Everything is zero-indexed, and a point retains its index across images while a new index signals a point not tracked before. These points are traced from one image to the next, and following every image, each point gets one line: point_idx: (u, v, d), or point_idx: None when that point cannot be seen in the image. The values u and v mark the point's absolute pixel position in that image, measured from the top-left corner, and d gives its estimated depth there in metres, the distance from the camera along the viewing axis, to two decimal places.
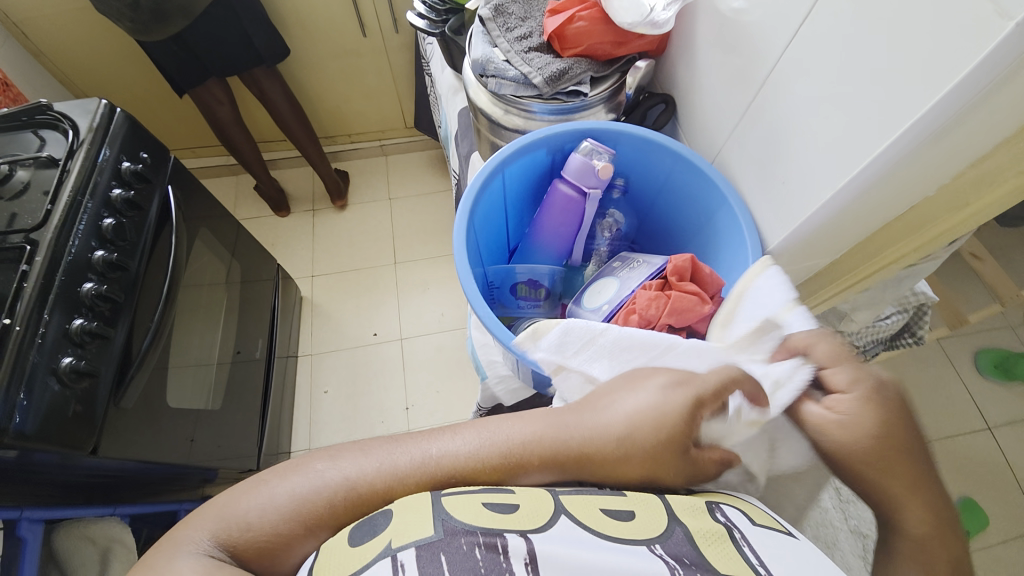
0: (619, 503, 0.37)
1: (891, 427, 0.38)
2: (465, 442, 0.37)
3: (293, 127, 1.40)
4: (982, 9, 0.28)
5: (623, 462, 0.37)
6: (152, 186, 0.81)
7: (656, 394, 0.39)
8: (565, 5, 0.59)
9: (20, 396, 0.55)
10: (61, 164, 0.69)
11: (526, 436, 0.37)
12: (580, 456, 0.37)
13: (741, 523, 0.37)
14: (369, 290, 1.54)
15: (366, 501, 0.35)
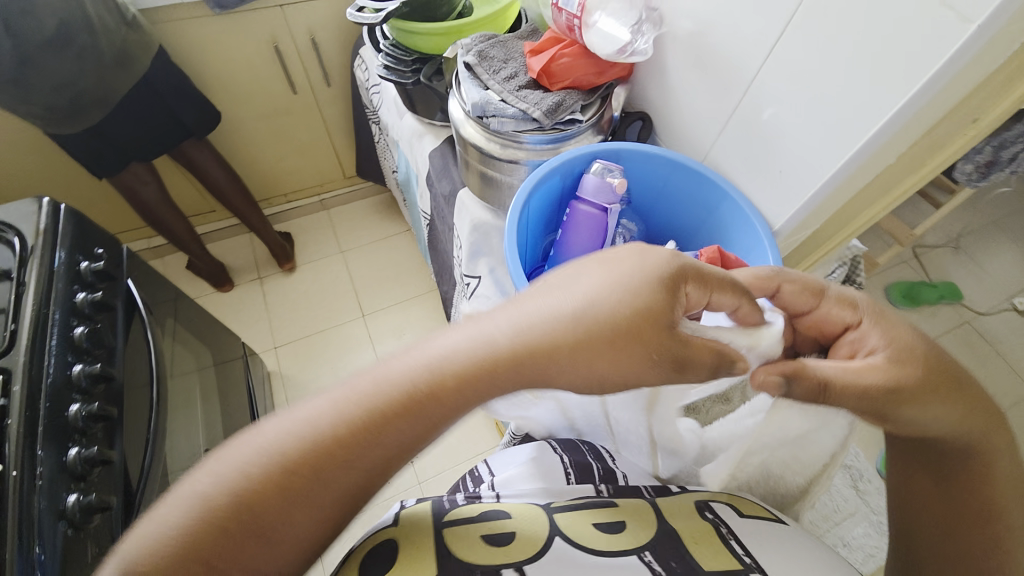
0: (613, 517, 0.50)
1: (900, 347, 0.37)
2: (368, 387, 0.34)
3: (231, 196, 1.31)
4: (945, 20, 0.37)
5: (569, 354, 0.34)
6: (115, 282, 0.74)
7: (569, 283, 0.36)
8: (543, 47, 0.64)
9: (36, 551, 0.46)
10: (12, 277, 0.60)
11: (433, 357, 0.34)
12: (513, 356, 0.34)
13: (728, 519, 0.50)
14: (341, 349, 1.47)
15: (268, 484, 0.31)
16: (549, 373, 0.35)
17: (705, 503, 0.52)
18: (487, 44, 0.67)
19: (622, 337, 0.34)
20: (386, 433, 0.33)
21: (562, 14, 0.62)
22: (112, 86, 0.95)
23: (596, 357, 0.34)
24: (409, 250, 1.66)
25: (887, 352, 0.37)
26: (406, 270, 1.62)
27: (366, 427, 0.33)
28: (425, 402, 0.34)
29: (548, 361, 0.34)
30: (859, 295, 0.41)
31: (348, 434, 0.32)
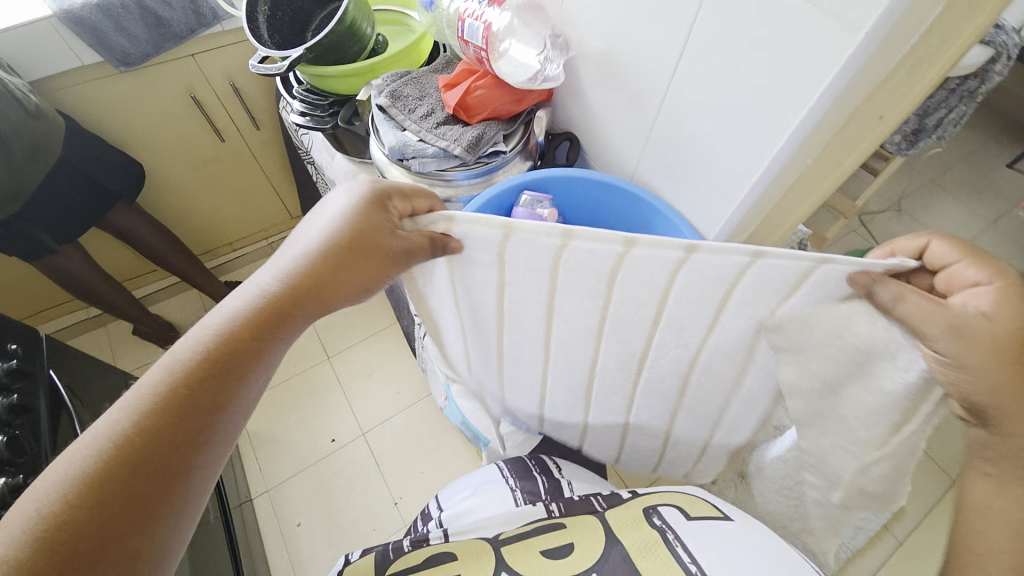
0: (558, 538, 0.56)
1: (1009, 311, 0.37)
2: (183, 346, 0.38)
3: (168, 255, 1.25)
4: (833, 28, 0.36)
5: (328, 279, 0.42)
6: (35, 378, 0.67)
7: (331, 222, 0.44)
8: (458, 79, 0.63)
9: None
10: None
11: (235, 305, 0.40)
12: (292, 294, 0.41)
13: (674, 522, 0.54)
14: (309, 395, 1.41)
15: (123, 449, 0.33)
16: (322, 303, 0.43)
17: (652, 510, 0.56)
18: (400, 82, 0.64)
19: (353, 257, 0.43)
20: (217, 368, 0.38)
21: (469, 46, 0.60)
22: (28, 179, 0.88)
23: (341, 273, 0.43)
24: None
25: (985, 308, 0.37)
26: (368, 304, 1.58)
27: (173, 405, 0.35)
28: (228, 356, 0.38)
29: (313, 288, 0.42)
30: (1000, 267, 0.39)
31: (158, 415, 0.35)
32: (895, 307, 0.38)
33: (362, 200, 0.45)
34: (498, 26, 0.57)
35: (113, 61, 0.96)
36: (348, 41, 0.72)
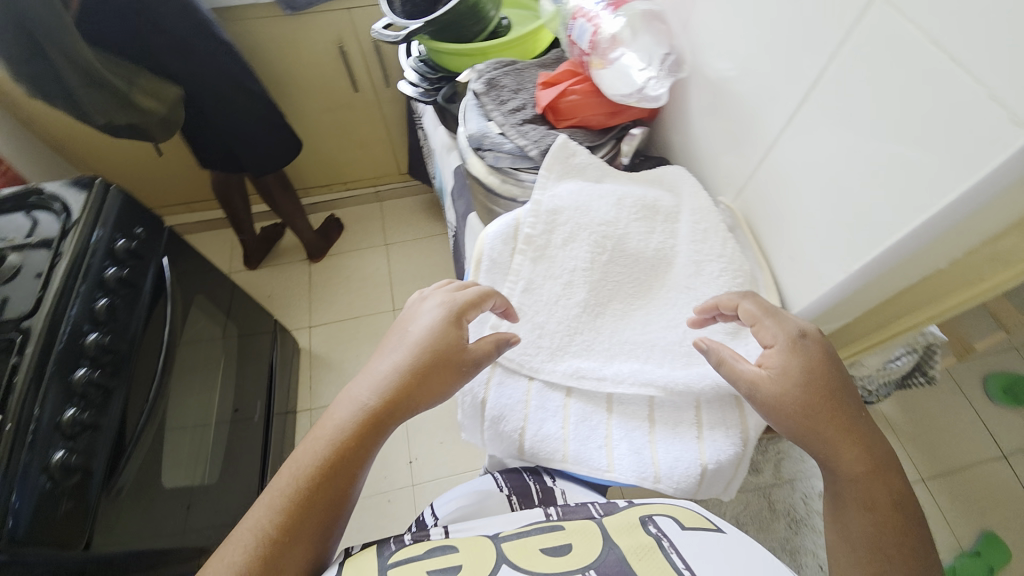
0: (559, 540, 0.51)
1: (810, 360, 0.40)
2: (320, 441, 0.44)
3: (277, 197, 1.39)
4: (993, 116, 0.28)
5: (412, 391, 0.45)
6: (147, 260, 0.80)
7: (423, 337, 0.46)
8: (557, 78, 0.59)
9: (12, 499, 0.54)
10: (54, 246, 0.70)
11: (357, 408, 0.45)
12: (375, 419, 0.44)
13: (670, 532, 0.49)
14: (365, 337, 1.52)
15: (286, 524, 0.41)
16: (409, 410, 0.45)
17: (650, 517, 0.51)
18: (502, 71, 0.64)
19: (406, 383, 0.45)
20: (360, 451, 0.44)
21: (576, 47, 0.57)
22: None
23: (405, 399, 0.45)
24: (448, 251, 1.69)
25: (778, 350, 0.41)
26: (441, 271, 1.64)
27: (305, 504, 0.42)
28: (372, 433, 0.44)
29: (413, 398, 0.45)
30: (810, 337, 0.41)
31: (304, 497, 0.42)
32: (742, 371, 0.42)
33: (453, 307, 0.47)
34: (609, 30, 0.53)
35: (282, 4, 1.10)
36: (470, 20, 0.72)
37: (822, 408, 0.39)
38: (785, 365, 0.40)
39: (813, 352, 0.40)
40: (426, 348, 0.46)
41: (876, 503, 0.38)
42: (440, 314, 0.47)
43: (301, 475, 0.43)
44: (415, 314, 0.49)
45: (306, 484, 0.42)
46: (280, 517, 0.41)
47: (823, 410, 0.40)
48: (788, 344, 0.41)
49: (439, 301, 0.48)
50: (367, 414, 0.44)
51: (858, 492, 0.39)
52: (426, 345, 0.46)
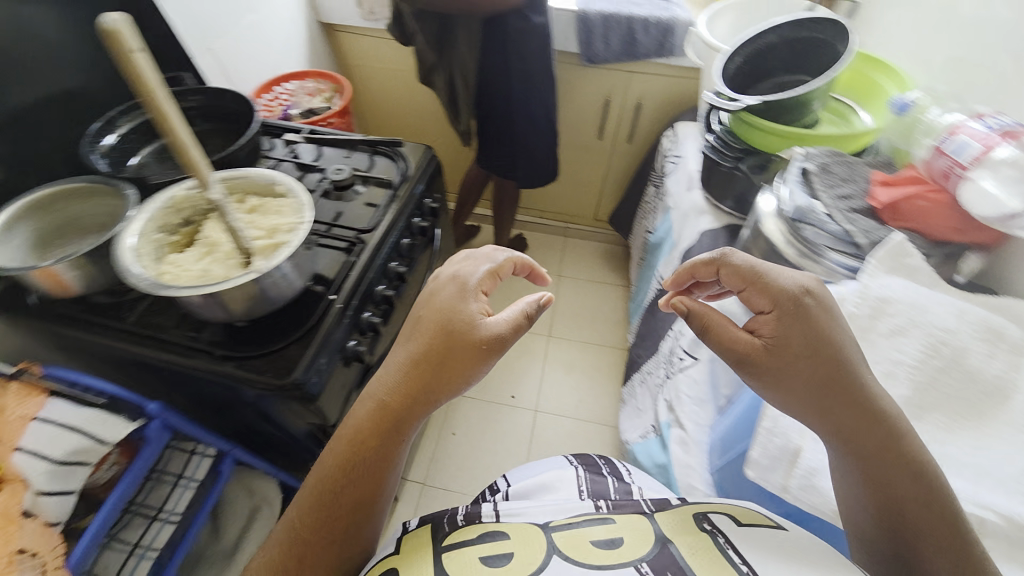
0: (616, 534, 0.56)
1: (792, 324, 0.52)
2: (349, 423, 0.55)
3: (504, 201, 1.59)
4: None
5: (431, 373, 0.54)
6: (435, 220, 0.97)
7: (436, 325, 0.56)
8: (902, 181, 0.62)
9: (322, 362, 0.67)
10: (393, 187, 0.88)
11: (380, 391, 0.55)
12: (397, 400, 0.54)
13: (727, 530, 0.54)
14: (517, 349, 1.60)
15: (332, 491, 0.52)
16: (429, 392, 0.54)
17: (705, 514, 0.56)
18: (834, 159, 0.69)
19: (421, 363, 0.54)
20: (386, 427, 0.53)
21: (942, 159, 0.59)
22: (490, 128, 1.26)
23: (427, 381, 0.54)
24: (613, 302, 1.73)
25: (768, 318, 0.54)
26: (602, 317, 1.68)
27: (346, 472, 0.53)
28: (396, 411, 0.54)
29: (432, 378, 0.54)
30: (791, 299, 0.53)
31: (342, 466, 0.53)
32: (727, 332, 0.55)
33: (466, 301, 0.57)
34: (999, 156, 0.54)
35: (582, 55, 1.26)
36: (799, 110, 0.79)
37: (809, 366, 0.51)
38: (769, 329, 0.53)
39: (804, 312, 0.52)
40: (438, 336, 0.55)
41: (873, 454, 0.48)
42: (455, 305, 0.57)
43: (337, 450, 0.54)
44: (427, 305, 0.58)
45: (343, 457, 0.53)
46: (325, 484, 0.53)
47: (806, 366, 0.51)
48: (775, 311, 0.54)
49: (475, 298, 0.58)
50: (386, 393, 0.54)
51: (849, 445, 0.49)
52: (439, 333, 0.55)
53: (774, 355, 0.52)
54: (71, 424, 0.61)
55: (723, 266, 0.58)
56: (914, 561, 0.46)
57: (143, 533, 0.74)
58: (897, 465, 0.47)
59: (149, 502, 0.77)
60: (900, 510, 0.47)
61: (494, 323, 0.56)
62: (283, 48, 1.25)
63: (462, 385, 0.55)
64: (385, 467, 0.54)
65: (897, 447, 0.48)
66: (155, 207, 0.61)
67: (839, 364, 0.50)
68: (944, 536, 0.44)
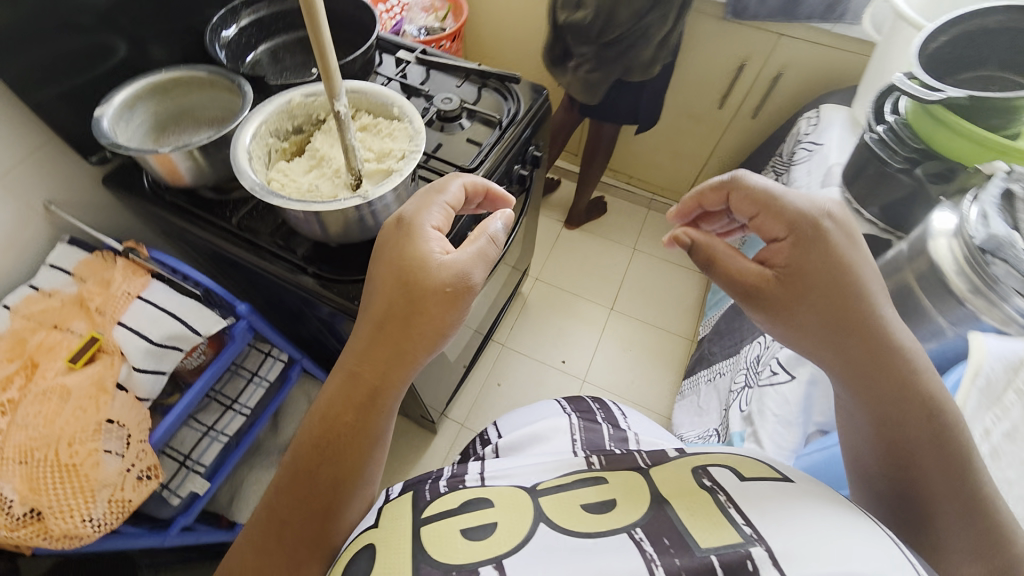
0: (607, 493, 0.46)
1: (807, 246, 0.47)
2: (321, 394, 0.52)
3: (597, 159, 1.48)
4: None
5: (399, 328, 0.50)
6: (533, 170, 0.91)
7: (399, 274, 0.51)
8: None
9: None
10: (499, 127, 0.82)
11: (347, 355, 0.52)
12: (360, 357, 0.51)
13: (727, 484, 0.45)
14: (576, 316, 1.55)
15: (308, 469, 0.49)
16: (396, 349, 0.50)
17: (705, 469, 0.47)
18: None
19: (379, 328, 0.51)
20: (354, 391, 0.50)
21: None
22: (605, 77, 1.14)
23: (399, 337, 0.50)
24: (687, 288, 1.62)
25: (780, 240, 0.49)
26: (672, 302, 1.58)
27: (319, 446, 0.49)
28: (362, 371, 0.50)
29: (399, 334, 0.50)
30: (808, 221, 0.48)
31: (315, 441, 0.49)
32: (724, 266, 0.50)
33: (432, 241, 0.53)
34: None
35: (729, 8, 1.10)
36: (1011, 117, 0.65)
37: (823, 293, 0.46)
38: (783, 254, 0.48)
39: (818, 233, 0.47)
40: (398, 284, 0.50)
41: (886, 401, 0.45)
42: (419, 251, 0.52)
43: (310, 422, 0.51)
44: (384, 255, 0.54)
45: (317, 427, 0.50)
46: (302, 460, 0.49)
47: (816, 297, 0.46)
48: (792, 233, 0.48)
49: (435, 236, 0.53)
50: (352, 354, 0.51)
51: (867, 390, 0.45)
52: (400, 279, 0.51)
53: (787, 289, 0.47)
54: (168, 308, 0.63)
55: (733, 188, 0.53)
56: (914, 495, 0.44)
57: (218, 418, 0.79)
58: (917, 408, 0.44)
59: (226, 392, 0.81)
60: (899, 442, 0.44)
61: (448, 263, 0.51)
62: None
63: (421, 343, 0.50)
64: (356, 454, 0.49)
65: (908, 376, 0.45)
66: (273, 112, 0.59)
67: (855, 292, 0.46)
68: (953, 479, 0.42)
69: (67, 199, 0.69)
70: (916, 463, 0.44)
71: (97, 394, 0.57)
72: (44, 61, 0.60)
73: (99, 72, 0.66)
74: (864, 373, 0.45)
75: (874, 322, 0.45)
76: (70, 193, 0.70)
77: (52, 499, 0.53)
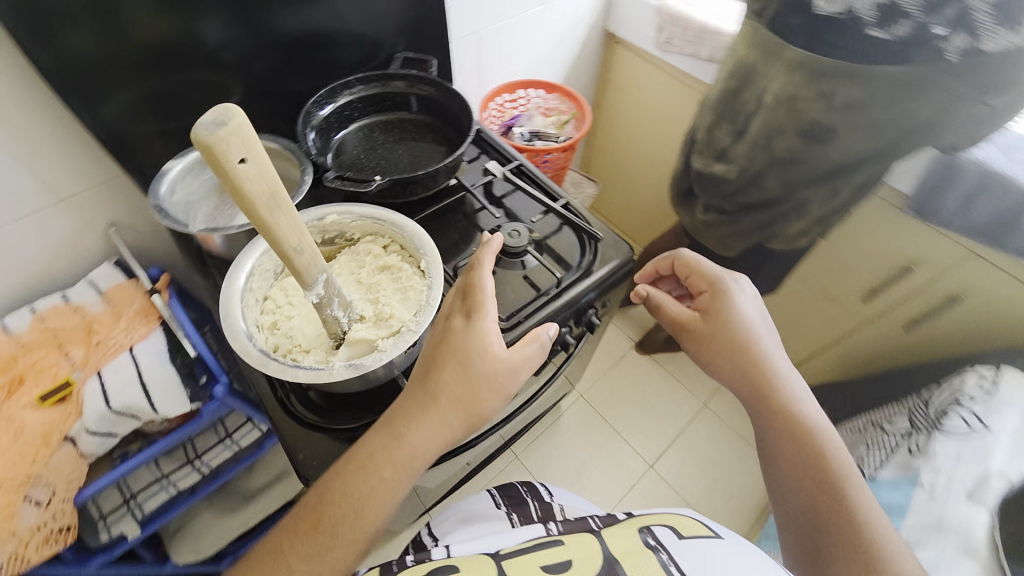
0: (557, 557, 0.49)
1: (727, 304, 0.61)
2: (342, 461, 0.46)
3: None
4: None
5: (441, 407, 0.45)
6: (589, 331, 0.76)
7: (456, 348, 0.46)
8: None
9: None
10: (559, 281, 0.69)
11: (381, 424, 0.46)
12: (392, 429, 0.45)
13: (671, 545, 0.51)
14: (607, 458, 1.33)
15: (306, 542, 0.44)
16: (429, 428, 0.45)
17: (648, 530, 0.53)
18: None
19: (421, 397, 0.45)
20: (380, 466, 0.44)
21: None
22: None
23: (439, 414, 0.45)
24: (751, 481, 1.32)
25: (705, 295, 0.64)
26: (725, 491, 1.30)
27: (327, 518, 0.44)
28: (388, 444, 0.45)
29: (442, 413, 0.45)
30: (727, 285, 0.63)
31: (325, 510, 0.44)
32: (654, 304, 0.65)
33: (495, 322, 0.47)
34: None
35: (908, 204, 0.84)
36: None
37: (740, 345, 0.60)
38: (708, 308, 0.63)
39: (738, 299, 0.62)
40: (455, 358, 0.45)
41: (805, 452, 0.57)
42: (478, 326, 0.46)
43: (324, 491, 0.45)
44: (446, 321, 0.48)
45: (330, 499, 0.44)
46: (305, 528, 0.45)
47: (734, 350, 0.60)
48: (709, 285, 0.63)
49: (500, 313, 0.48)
50: (387, 423, 0.46)
51: (789, 439, 0.58)
52: (456, 354, 0.45)
53: (711, 333, 0.62)
54: (147, 373, 0.62)
55: (672, 258, 0.69)
56: (818, 534, 0.55)
57: (174, 469, 0.76)
58: (825, 468, 0.56)
59: (194, 443, 0.78)
60: (812, 479, 0.56)
61: (507, 358, 0.46)
62: (553, 44, 1.10)
63: (455, 425, 0.46)
64: (364, 522, 0.44)
65: (819, 438, 0.57)
66: (299, 224, 0.53)
67: (762, 354, 0.60)
68: (848, 532, 0.53)
69: (126, 223, 0.71)
70: (822, 509, 0.55)
71: (39, 445, 0.55)
72: (140, 109, 0.61)
73: (187, 121, 0.66)
74: (783, 423, 0.59)
75: (784, 375, 0.60)
76: (132, 218, 0.71)
77: None
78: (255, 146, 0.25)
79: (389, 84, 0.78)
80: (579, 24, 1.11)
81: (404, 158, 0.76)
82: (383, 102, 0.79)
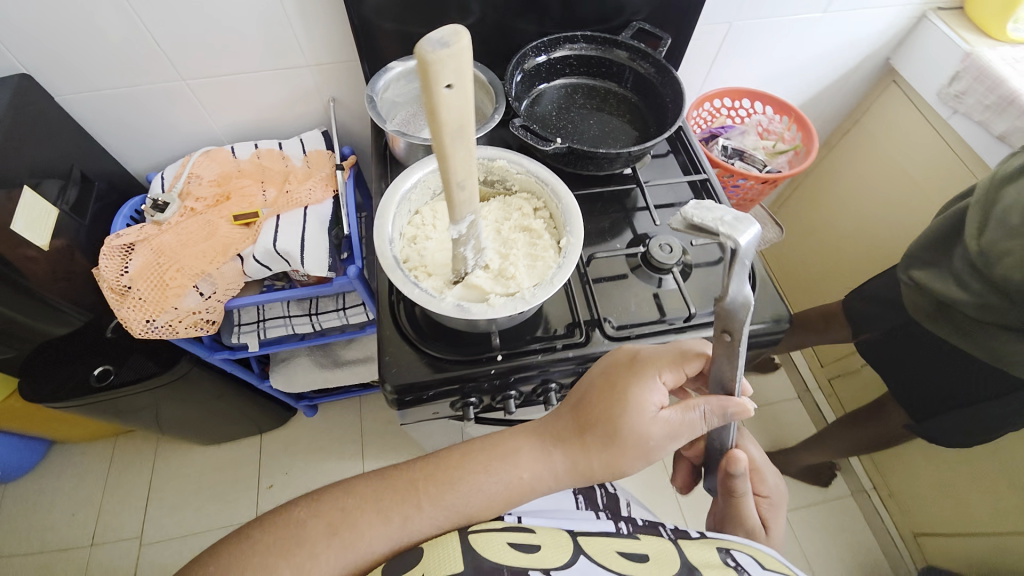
0: (636, 547, 0.47)
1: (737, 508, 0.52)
2: (481, 445, 0.49)
3: None
4: None
5: (590, 436, 0.47)
6: None
7: (626, 384, 0.47)
8: None
9: (426, 392, 0.57)
10: (690, 316, 0.62)
11: (533, 431, 0.50)
12: (544, 437, 0.49)
13: (747, 567, 0.45)
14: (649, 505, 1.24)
15: (416, 489, 0.45)
16: (575, 452, 0.47)
17: (726, 547, 0.47)
18: None
19: (580, 428, 0.48)
20: (513, 461, 0.47)
21: None
22: None
23: (584, 443, 0.47)
24: None
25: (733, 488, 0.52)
26: None
27: (445, 480, 0.46)
28: (533, 449, 0.48)
29: (586, 443, 0.47)
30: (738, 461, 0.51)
31: (446, 475, 0.46)
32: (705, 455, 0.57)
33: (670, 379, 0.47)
34: None
35: None
36: None
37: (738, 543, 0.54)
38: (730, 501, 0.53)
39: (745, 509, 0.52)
40: (624, 398, 0.46)
41: None
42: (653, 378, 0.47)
43: (455, 458, 0.48)
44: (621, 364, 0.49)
45: (459, 466, 0.47)
46: (418, 482, 0.46)
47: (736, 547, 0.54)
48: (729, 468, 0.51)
49: (673, 375, 0.47)
50: (537, 433, 0.49)
51: None
52: (626, 395, 0.46)
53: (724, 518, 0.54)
54: (307, 230, 0.72)
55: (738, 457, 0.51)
56: None
57: (298, 314, 0.89)
58: None
59: (320, 302, 0.91)
60: None
61: (665, 424, 0.46)
62: (809, 60, 0.93)
63: (594, 469, 0.47)
64: (476, 504, 0.45)
65: None
66: None
67: None
68: None
69: (344, 102, 0.81)
70: None
71: (218, 253, 0.69)
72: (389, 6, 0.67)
73: (422, 30, 0.71)
74: None
75: None
76: (349, 99, 0.81)
77: (141, 290, 0.65)
78: (464, 73, 0.26)
79: (613, 51, 0.74)
80: (855, 46, 0.92)
81: (593, 129, 0.74)
82: (598, 67, 0.76)
